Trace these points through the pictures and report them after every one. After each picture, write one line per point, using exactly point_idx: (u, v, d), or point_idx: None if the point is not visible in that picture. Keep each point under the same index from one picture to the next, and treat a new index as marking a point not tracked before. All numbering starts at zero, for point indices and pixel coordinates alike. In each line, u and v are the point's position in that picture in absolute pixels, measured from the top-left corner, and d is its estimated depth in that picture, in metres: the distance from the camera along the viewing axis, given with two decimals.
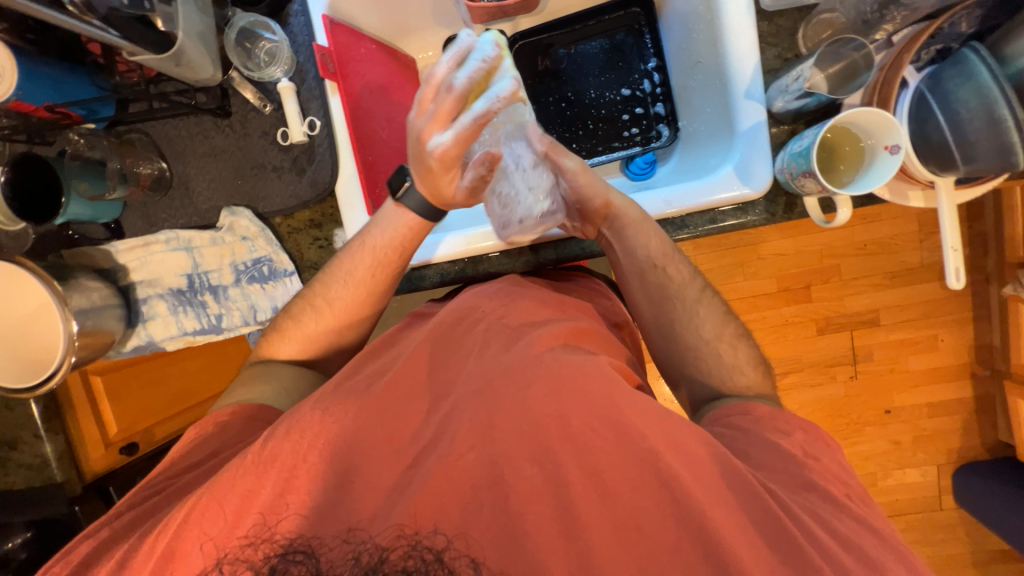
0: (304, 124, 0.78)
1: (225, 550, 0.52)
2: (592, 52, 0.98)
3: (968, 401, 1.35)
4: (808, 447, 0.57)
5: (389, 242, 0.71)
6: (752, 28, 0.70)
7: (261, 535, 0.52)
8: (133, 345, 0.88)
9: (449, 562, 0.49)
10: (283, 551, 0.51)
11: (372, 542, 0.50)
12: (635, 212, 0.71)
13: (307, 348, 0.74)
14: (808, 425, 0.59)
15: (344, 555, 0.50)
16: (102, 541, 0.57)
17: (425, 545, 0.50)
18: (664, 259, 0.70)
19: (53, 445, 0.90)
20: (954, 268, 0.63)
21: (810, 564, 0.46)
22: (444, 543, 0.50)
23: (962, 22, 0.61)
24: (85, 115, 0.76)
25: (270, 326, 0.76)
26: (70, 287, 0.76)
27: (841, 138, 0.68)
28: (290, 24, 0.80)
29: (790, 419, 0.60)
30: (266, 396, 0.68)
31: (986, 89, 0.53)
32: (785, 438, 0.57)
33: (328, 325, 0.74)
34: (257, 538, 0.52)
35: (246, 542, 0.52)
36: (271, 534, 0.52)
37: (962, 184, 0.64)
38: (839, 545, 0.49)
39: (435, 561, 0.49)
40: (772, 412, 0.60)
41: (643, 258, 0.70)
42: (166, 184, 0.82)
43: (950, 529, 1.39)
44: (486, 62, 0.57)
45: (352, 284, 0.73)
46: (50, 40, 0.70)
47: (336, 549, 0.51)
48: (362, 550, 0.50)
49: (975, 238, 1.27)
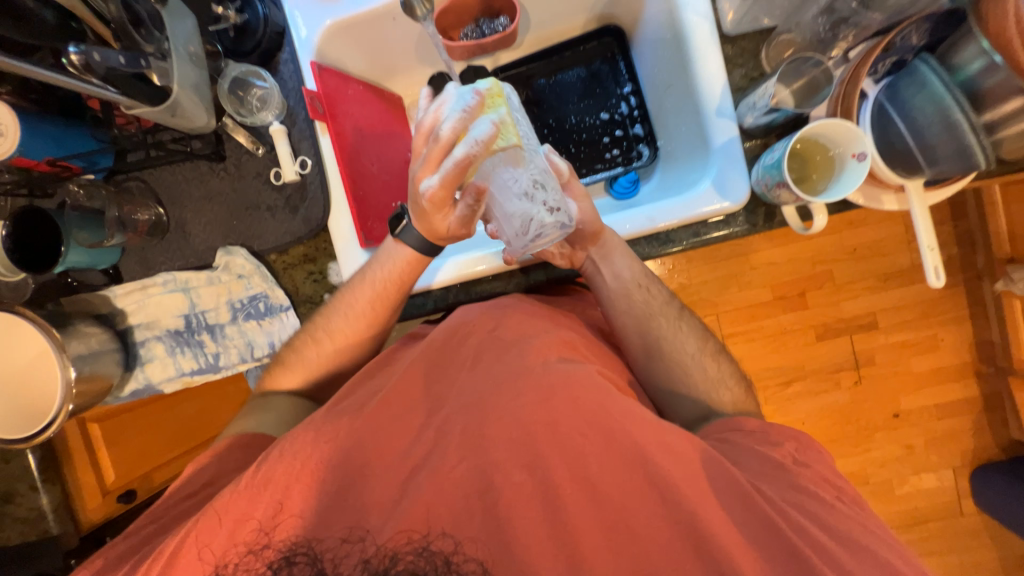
0: (296, 163, 0.81)
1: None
2: (570, 81, 1.02)
3: (976, 399, 1.34)
4: (800, 454, 0.57)
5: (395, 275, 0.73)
6: (716, 52, 0.74)
7: (260, 545, 0.51)
8: (130, 390, 0.88)
9: (455, 566, 0.49)
10: (283, 555, 0.51)
11: (379, 549, 0.50)
12: (611, 237, 0.74)
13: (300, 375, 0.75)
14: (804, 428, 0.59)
15: (346, 557, 0.50)
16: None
17: (431, 550, 0.49)
18: (644, 281, 0.73)
19: (49, 496, 0.89)
20: (933, 267, 0.64)
21: (812, 559, 0.46)
22: (450, 548, 0.50)
23: (913, 35, 0.62)
24: (84, 166, 0.79)
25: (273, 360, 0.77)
26: (69, 334, 0.77)
27: (812, 148, 0.70)
28: (280, 71, 0.84)
29: (777, 427, 0.60)
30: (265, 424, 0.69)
31: (940, 96, 0.57)
32: (781, 449, 0.57)
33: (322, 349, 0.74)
34: (256, 548, 0.51)
35: (247, 551, 0.51)
36: (269, 543, 0.51)
37: (933, 185, 0.66)
38: (841, 546, 0.48)
39: (443, 565, 0.49)
40: (766, 425, 0.60)
41: (625, 280, 0.73)
42: (162, 228, 0.84)
43: (974, 534, 1.35)
44: (468, 108, 0.53)
45: (347, 308, 0.74)
46: (52, 99, 0.73)
47: (337, 551, 0.50)
48: (371, 554, 0.50)
49: (963, 236, 1.28)
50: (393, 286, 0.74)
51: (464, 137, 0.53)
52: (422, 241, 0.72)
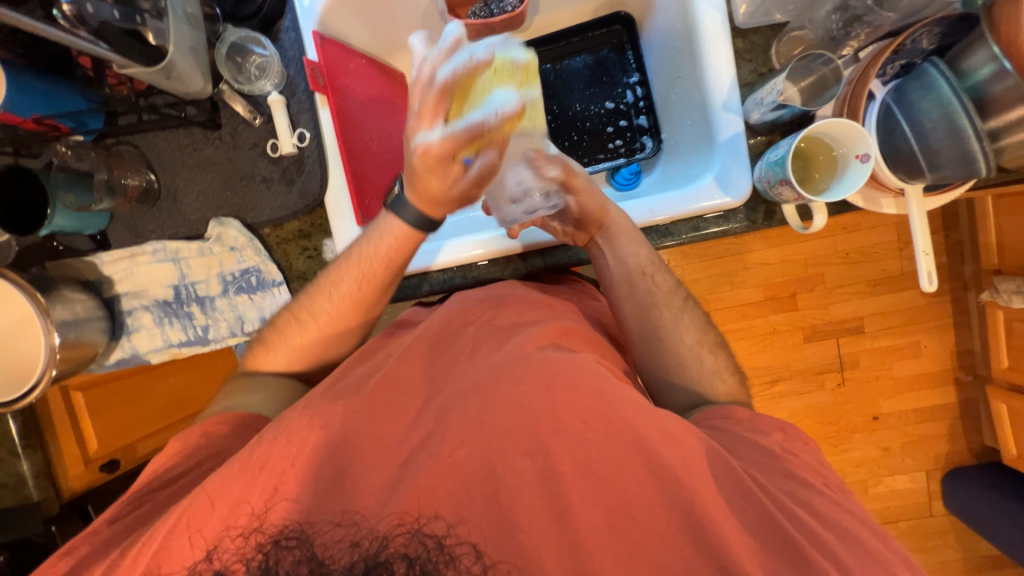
0: (294, 136, 0.79)
1: (217, 560, 0.50)
2: (576, 68, 1.01)
3: (954, 405, 1.37)
4: (788, 445, 0.59)
5: (381, 251, 0.70)
6: (727, 44, 0.73)
7: (251, 527, 0.51)
8: (116, 358, 0.88)
9: (449, 548, 0.49)
10: (273, 538, 0.50)
11: (372, 531, 0.49)
12: (622, 218, 0.73)
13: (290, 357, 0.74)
14: (786, 426, 0.61)
15: (338, 541, 0.49)
16: (90, 551, 0.56)
17: (425, 531, 0.49)
18: (652, 264, 0.72)
19: (31, 462, 0.88)
20: (927, 271, 0.65)
21: (809, 551, 0.47)
22: (444, 529, 0.50)
23: (923, 39, 0.62)
24: (73, 127, 0.76)
25: (256, 340, 0.75)
26: (54, 299, 0.76)
27: (814, 148, 0.71)
28: (281, 39, 0.81)
29: (764, 420, 0.61)
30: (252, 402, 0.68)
31: (946, 101, 0.56)
32: (771, 438, 0.59)
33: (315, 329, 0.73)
34: (248, 531, 0.51)
35: (238, 535, 0.50)
36: (261, 525, 0.51)
37: (932, 191, 0.67)
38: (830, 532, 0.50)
39: (435, 547, 0.49)
40: (755, 414, 0.62)
41: (633, 264, 0.72)
42: (152, 196, 0.82)
43: (942, 534, 1.40)
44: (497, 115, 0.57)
45: (325, 283, 0.72)
46: (40, 56, 0.69)
47: (329, 535, 0.50)
48: (363, 536, 0.49)
49: (953, 246, 1.31)
50: (384, 271, 0.71)
51: (482, 102, 0.57)
52: (417, 214, 0.68)
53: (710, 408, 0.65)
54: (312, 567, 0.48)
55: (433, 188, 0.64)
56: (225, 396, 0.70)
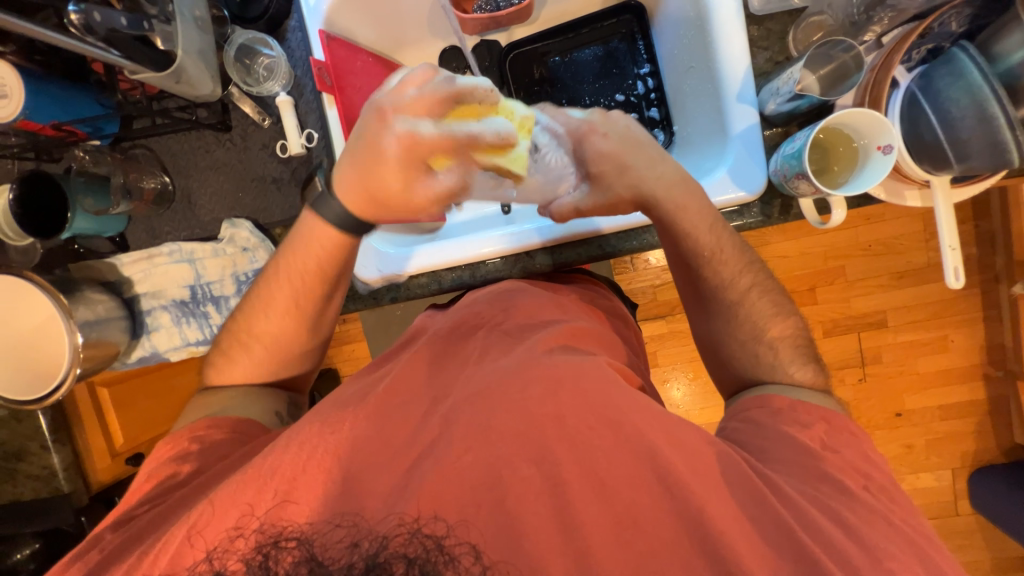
0: (302, 136, 0.80)
1: (217, 561, 0.47)
2: (586, 60, 0.98)
3: (982, 401, 1.32)
4: (834, 441, 0.58)
5: (309, 259, 0.67)
6: (742, 31, 0.71)
7: (251, 527, 0.49)
8: (137, 356, 0.90)
9: (448, 548, 0.46)
10: (272, 539, 0.48)
11: (372, 532, 0.46)
12: (686, 194, 0.67)
13: (285, 351, 0.72)
14: (833, 418, 0.59)
15: (336, 542, 0.46)
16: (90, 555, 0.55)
17: (424, 532, 0.46)
18: (717, 249, 0.68)
19: (60, 456, 0.90)
20: (952, 267, 0.62)
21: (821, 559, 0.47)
22: (444, 530, 0.47)
23: (952, 21, 0.59)
24: (89, 132, 0.79)
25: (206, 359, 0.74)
26: (76, 300, 0.78)
27: (835, 138, 0.67)
28: (288, 40, 0.82)
29: (807, 412, 0.60)
30: (242, 410, 0.67)
31: (976, 87, 0.53)
32: (810, 432, 0.58)
33: (322, 330, 0.75)
34: (247, 531, 0.49)
35: (235, 535, 0.49)
36: (257, 524, 0.49)
37: (960, 182, 0.64)
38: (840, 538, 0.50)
39: (435, 549, 0.45)
40: (796, 402, 0.61)
41: (691, 250, 0.68)
42: (168, 198, 0.84)
43: (968, 534, 1.36)
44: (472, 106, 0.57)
45: (273, 291, 0.69)
46: (57, 61, 0.71)
47: (327, 536, 0.47)
48: (362, 537, 0.46)
49: (983, 236, 1.25)
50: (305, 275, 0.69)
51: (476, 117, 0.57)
52: (341, 209, 0.64)
53: (746, 399, 0.65)
54: (310, 568, 0.44)
55: (373, 186, 0.60)
56: (235, 402, 0.68)
